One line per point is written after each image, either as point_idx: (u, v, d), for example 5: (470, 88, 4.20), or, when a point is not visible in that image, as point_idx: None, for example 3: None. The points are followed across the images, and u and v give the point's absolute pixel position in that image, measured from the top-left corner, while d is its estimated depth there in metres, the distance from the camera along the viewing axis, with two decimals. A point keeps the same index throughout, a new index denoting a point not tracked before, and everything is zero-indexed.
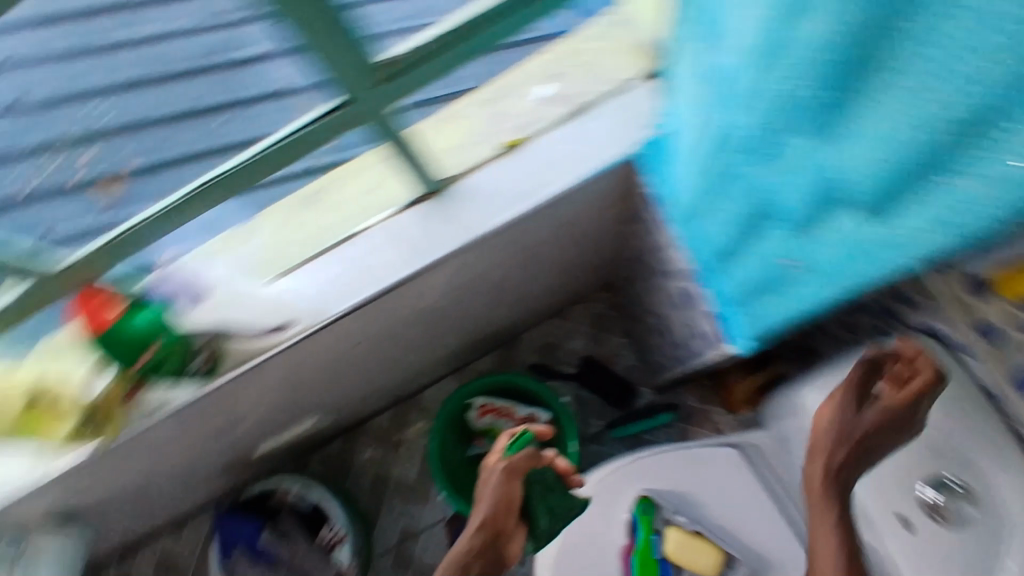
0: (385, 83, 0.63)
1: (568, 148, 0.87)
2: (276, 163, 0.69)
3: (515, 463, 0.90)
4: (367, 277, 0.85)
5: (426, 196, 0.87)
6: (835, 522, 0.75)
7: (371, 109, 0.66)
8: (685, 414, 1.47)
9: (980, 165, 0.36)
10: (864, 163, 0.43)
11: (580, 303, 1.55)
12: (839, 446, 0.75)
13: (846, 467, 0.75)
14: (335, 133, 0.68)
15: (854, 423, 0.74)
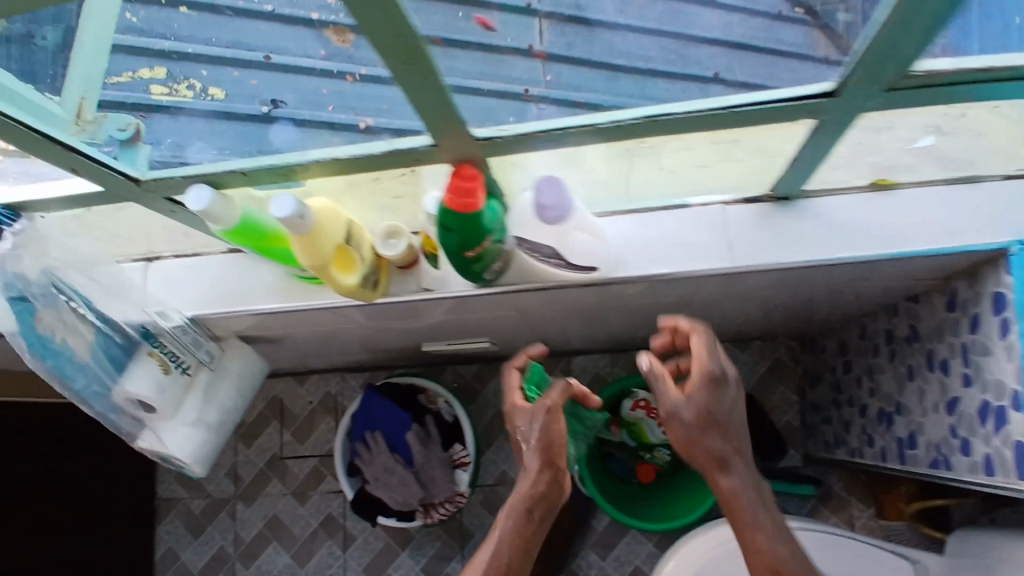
0: (891, 89, 0.55)
1: (940, 211, 0.78)
2: (707, 123, 0.62)
3: (551, 399, 0.89)
4: (677, 253, 0.80)
5: (768, 199, 0.80)
6: (755, 532, 0.73)
7: (842, 109, 0.58)
8: (825, 494, 1.41)
9: None
10: None
11: (763, 341, 1.47)
12: (704, 433, 0.75)
13: (728, 448, 0.75)
14: (785, 116, 0.60)
15: (694, 401, 0.75)
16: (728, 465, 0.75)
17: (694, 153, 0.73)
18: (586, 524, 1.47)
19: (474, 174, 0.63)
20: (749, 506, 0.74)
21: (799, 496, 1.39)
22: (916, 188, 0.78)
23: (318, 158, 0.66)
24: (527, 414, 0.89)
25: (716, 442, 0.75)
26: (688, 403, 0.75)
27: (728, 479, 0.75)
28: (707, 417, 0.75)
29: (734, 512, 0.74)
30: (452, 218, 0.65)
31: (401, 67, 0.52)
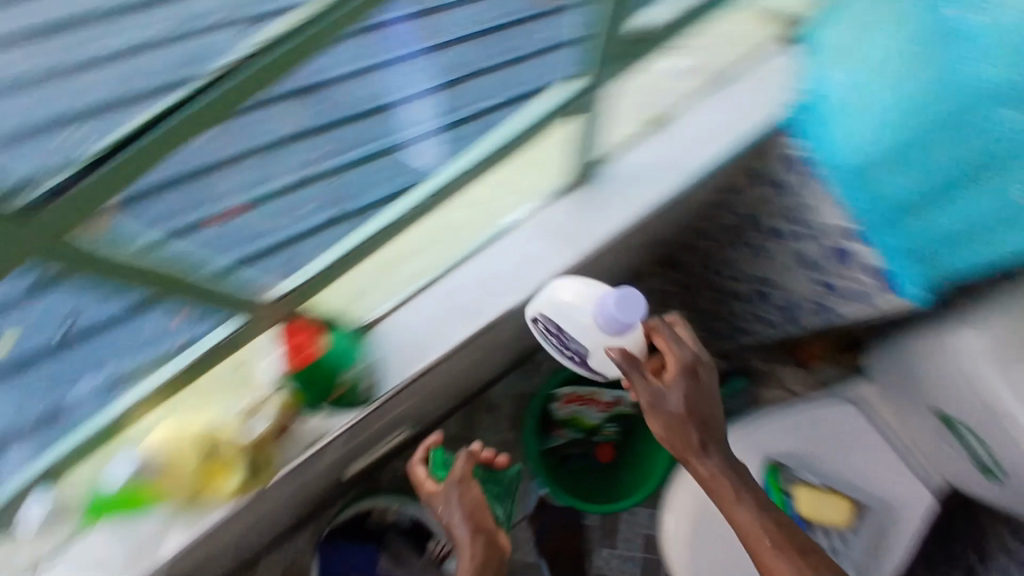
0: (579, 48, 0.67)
1: (709, 124, 0.85)
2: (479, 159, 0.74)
3: (457, 471, 0.85)
4: (522, 273, 0.82)
5: (573, 184, 0.83)
6: (768, 538, 0.71)
7: None
8: (752, 376, 1.49)
9: None
10: None
11: (634, 283, 1.54)
12: (687, 418, 0.72)
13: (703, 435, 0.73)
14: None
15: (678, 390, 0.72)
16: (714, 456, 0.73)
17: None
18: (582, 530, 1.46)
19: (298, 335, 0.71)
20: (737, 501, 0.73)
21: (736, 392, 1.47)
22: (685, 113, 0.85)
23: (138, 395, 0.68)
24: (439, 495, 0.85)
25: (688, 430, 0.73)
26: (670, 394, 0.72)
27: (685, 440, 0.73)
28: (687, 412, 0.72)
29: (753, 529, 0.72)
30: (300, 378, 0.71)
31: (155, 279, 0.56)
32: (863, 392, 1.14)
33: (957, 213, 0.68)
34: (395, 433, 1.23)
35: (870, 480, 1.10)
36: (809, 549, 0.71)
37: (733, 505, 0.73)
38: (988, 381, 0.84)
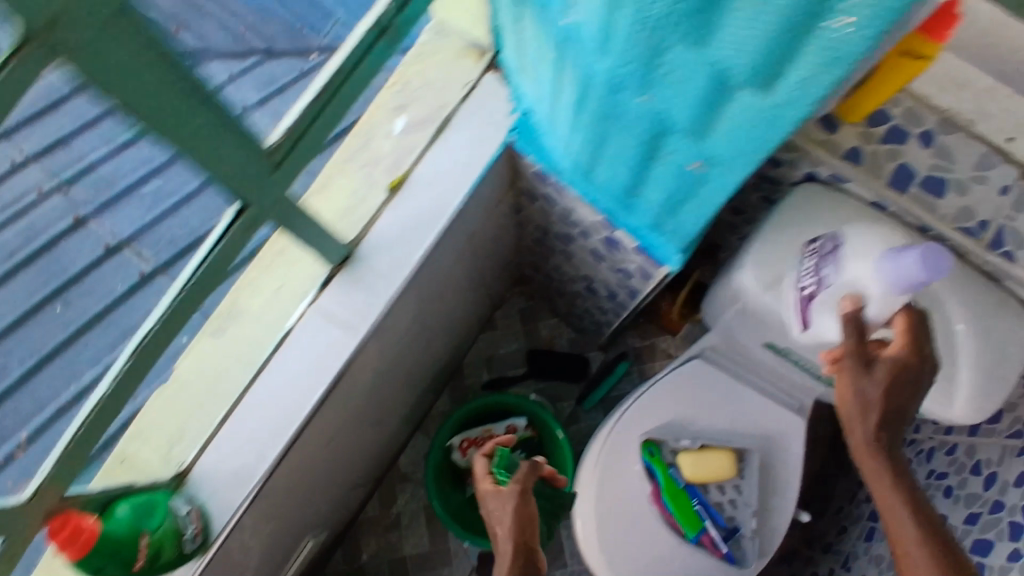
0: (279, 166, 0.61)
1: (444, 163, 0.87)
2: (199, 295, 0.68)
3: (521, 482, 1.01)
4: (317, 367, 0.84)
5: (337, 268, 0.86)
6: (892, 478, 0.76)
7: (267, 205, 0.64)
8: (636, 355, 1.53)
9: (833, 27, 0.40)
10: (734, 47, 0.45)
11: (499, 309, 1.58)
12: (892, 403, 0.74)
13: (876, 398, 0.74)
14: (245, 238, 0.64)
15: (876, 380, 0.73)
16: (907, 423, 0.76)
17: None
18: None
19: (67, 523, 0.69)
20: (878, 459, 0.76)
21: (624, 376, 1.52)
22: (420, 163, 0.88)
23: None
24: (503, 497, 1.00)
25: (896, 399, 0.74)
26: (867, 374, 0.73)
27: (869, 424, 0.75)
28: (886, 392, 0.73)
29: (905, 476, 0.76)
30: (92, 561, 0.71)
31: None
32: (712, 345, 1.17)
33: (657, 185, 0.71)
34: (303, 543, 1.23)
35: (745, 424, 1.13)
36: (912, 484, 0.76)
37: (876, 450, 0.76)
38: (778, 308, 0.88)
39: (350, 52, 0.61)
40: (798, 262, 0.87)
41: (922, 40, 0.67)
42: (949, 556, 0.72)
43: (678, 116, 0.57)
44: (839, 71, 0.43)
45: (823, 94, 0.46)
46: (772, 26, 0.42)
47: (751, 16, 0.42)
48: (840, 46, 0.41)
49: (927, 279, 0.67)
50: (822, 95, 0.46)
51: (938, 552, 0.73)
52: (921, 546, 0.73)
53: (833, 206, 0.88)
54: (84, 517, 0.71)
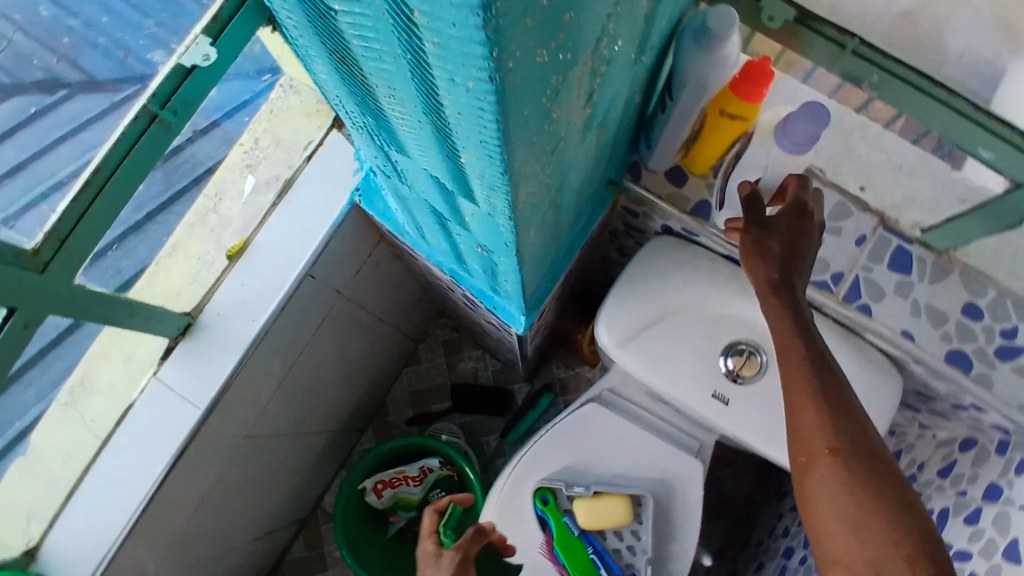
0: (49, 266, 0.63)
1: (287, 229, 0.87)
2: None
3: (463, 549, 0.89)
4: (162, 440, 0.85)
5: (179, 339, 0.85)
6: (808, 373, 0.61)
7: (46, 302, 0.65)
8: (561, 387, 1.52)
9: (473, 165, 0.37)
10: (423, 157, 0.43)
11: (424, 341, 1.58)
12: (796, 261, 0.67)
13: (784, 272, 0.66)
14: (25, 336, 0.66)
15: (781, 218, 0.67)
16: (803, 277, 0.67)
17: None
18: None
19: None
20: (798, 357, 0.62)
21: (548, 409, 1.50)
22: (261, 230, 0.87)
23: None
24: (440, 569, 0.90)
25: (790, 273, 0.66)
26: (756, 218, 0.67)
27: (772, 308, 0.65)
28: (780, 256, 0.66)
29: (826, 376, 0.61)
30: None
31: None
32: (611, 386, 1.14)
33: (470, 258, 0.69)
34: None
35: (642, 468, 1.10)
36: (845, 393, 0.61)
37: (784, 348, 0.63)
38: (636, 364, 0.85)
39: (116, 143, 0.63)
40: (652, 317, 0.85)
41: (735, 101, 0.67)
42: (869, 464, 0.57)
43: (436, 203, 0.55)
44: (506, 202, 0.40)
45: (515, 215, 0.43)
46: (429, 147, 0.39)
47: (412, 135, 0.40)
48: (486, 184, 0.38)
49: (814, 134, 0.65)
50: (516, 215, 0.43)
51: (844, 466, 0.57)
52: (841, 458, 0.58)
53: (685, 258, 0.85)
54: None
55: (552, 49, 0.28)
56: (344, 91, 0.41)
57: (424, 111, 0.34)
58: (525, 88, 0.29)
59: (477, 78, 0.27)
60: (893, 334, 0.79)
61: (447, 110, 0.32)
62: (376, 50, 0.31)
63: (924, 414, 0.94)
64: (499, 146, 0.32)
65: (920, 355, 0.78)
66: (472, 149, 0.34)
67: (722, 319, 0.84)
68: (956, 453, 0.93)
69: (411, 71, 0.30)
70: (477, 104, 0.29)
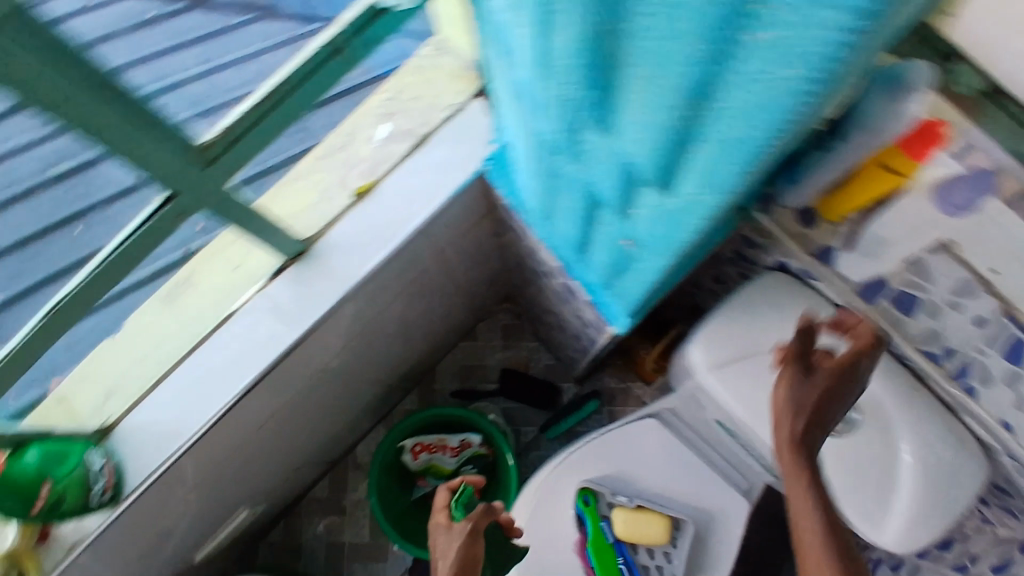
0: (212, 165, 0.65)
1: (414, 181, 0.89)
2: (123, 268, 0.69)
3: (477, 521, 0.93)
4: (253, 354, 0.86)
5: (292, 261, 0.88)
6: (814, 496, 0.72)
7: (198, 198, 0.68)
8: (609, 396, 1.52)
9: (721, 141, 0.39)
10: (635, 139, 0.45)
11: (485, 320, 1.59)
12: (822, 412, 0.72)
13: (812, 429, 0.72)
14: (173, 224, 0.69)
15: (823, 373, 0.71)
16: (826, 429, 0.73)
17: None
18: None
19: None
20: (806, 484, 0.72)
21: (591, 414, 1.50)
22: (390, 173, 0.89)
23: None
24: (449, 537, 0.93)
25: (813, 435, 0.73)
26: (790, 378, 0.72)
27: (795, 449, 0.72)
28: (812, 408, 0.72)
29: (830, 520, 0.72)
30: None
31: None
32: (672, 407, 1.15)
33: (600, 248, 0.70)
34: (236, 511, 1.28)
35: (685, 494, 1.10)
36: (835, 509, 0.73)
37: (801, 487, 0.73)
38: (720, 390, 0.87)
39: (302, 63, 0.66)
40: (748, 351, 0.87)
41: (900, 156, 0.65)
42: None
43: (603, 189, 0.56)
44: (738, 177, 0.42)
45: (725, 197, 0.45)
46: (663, 126, 0.41)
47: (642, 114, 0.41)
48: (725, 161, 0.40)
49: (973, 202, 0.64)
50: (726, 199, 0.45)
51: (841, 556, 0.69)
52: None
53: (799, 300, 0.87)
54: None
55: (885, 30, 0.30)
56: (568, 68, 0.43)
57: (698, 87, 0.36)
58: (840, 68, 0.32)
59: (825, 48, 0.29)
60: (992, 422, 0.78)
61: (741, 82, 0.34)
62: (681, 22, 0.33)
63: (994, 510, 0.91)
64: (784, 121, 0.34)
65: (1015, 450, 0.77)
66: (744, 121, 0.36)
67: (829, 368, 0.85)
68: (1016, 557, 0.91)
69: (724, 41, 0.32)
70: (793, 78, 0.32)
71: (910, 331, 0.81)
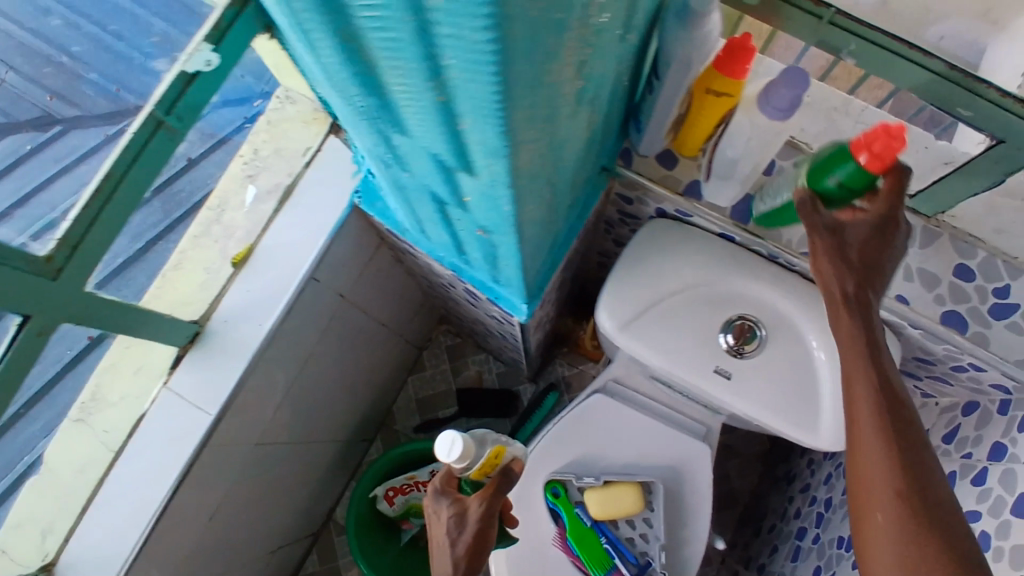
0: (61, 274, 0.62)
1: (292, 230, 0.87)
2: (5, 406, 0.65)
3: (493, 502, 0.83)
4: (176, 444, 0.85)
5: (188, 347, 0.85)
6: (877, 380, 0.64)
7: (59, 310, 0.64)
8: (566, 385, 1.54)
9: (487, 173, 0.44)
10: (426, 134, 0.44)
11: (427, 348, 1.58)
12: (853, 272, 0.65)
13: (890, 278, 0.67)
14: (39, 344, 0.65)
15: (866, 221, 0.65)
16: (880, 289, 0.66)
17: (122, 376, 0.88)
18: None
19: (904, 142, 0.58)
20: (873, 398, 0.63)
21: (554, 407, 1.49)
22: (265, 234, 0.87)
23: None
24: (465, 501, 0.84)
25: (873, 281, 0.66)
26: (855, 226, 0.65)
27: (858, 342, 0.65)
28: (856, 272, 0.65)
29: (905, 420, 0.62)
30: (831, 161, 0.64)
31: None
32: (615, 377, 1.15)
33: (472, 248, 0.71)
34: None
35: (648, 456, 1.11)
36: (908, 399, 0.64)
37: (855, 382, 0.65)
38: (636, 347, 0.85)
39: (123, 150, 0.61)
40: (657, 296, 0.85)
41: (721, 78, 0.68)
42: None
43: (437, 187, 0.55)
44: (507, 207, 0.49)
45: (512, 195, 0.46)
46: (440, 141, 0.43)
47: (425, 136, 0.44)
48: (486, 149, 0.40)
49: (798, 97, 0.65)
50: (515, 185, 0.44)
51: (915, 499, 0.60)
52: None
53: (681, 240, 0.86)
54: (878, 142, 0.59)
55: (535, 28, 0.30)
56: (346, 72, 0.41)
57: (440, 102, 0.37)
58: (526, 78, 0.33)
59: (486, 72, 0.31)
60: (888, 299, 0.81)
61: (467, 119, 0.37)
62: (403, 69, 0.35)
63: (926, 381, 0.96)
64: (507, 133, 0.37)
65: (915, 318, 0.81)
66: (485, 142, 0.39)
67: (726, 296, 0.85)
68: (960, 418, 0.94)
69: (441, 94, 0.36)
70: (488, 92, 0.33)
71: (788, 237, 0.81)
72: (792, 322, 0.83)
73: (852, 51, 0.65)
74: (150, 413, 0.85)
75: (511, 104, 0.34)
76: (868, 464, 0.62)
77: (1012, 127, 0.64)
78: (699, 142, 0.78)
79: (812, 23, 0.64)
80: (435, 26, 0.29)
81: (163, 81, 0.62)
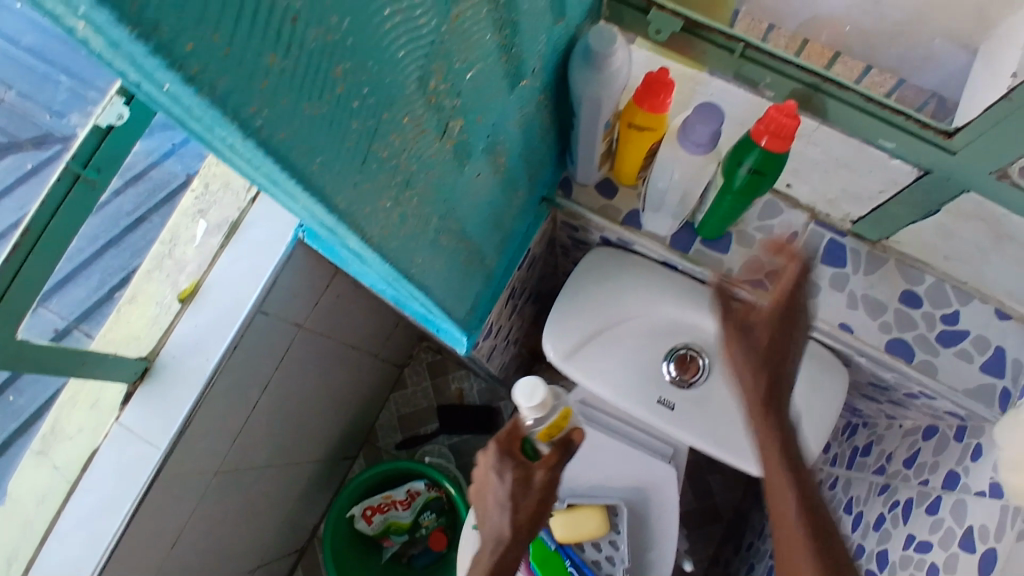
0: None
1: (237, 266, 0.88)
2: None
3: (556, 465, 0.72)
4: (128, 479, 0.87)
5: (138, 382, 0.88)
6: (788, 473, 0.57)
7: None
8: None
9: (347, 240, 0.44)
10: (289, 202, 0.44)
11: (409, 365, 1.59)
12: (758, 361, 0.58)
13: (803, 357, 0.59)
14: None
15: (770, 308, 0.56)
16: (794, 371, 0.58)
17: (79, 410, 0.91)
18: None
19: (797, 121, 0.59)
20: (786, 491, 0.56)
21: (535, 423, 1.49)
22: (211, 271, 0.88)
23: None
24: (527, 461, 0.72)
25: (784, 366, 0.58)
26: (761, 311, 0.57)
27: (754, 392, 0.58)
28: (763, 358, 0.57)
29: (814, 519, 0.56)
30: (738, 155, 0.64)
31: None
32: (582, 398, 1.15)
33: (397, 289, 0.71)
34: None
35: (614, 477, 1.11)
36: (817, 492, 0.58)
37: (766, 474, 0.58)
38: (580, 378, 0.85)
39: (41, 206, 0.63)
40: (599, 326, 0.85)
41: (641, 112, 0.67)
42: None
43: (334, 240, 0.55)
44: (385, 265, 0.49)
45: (383, 255, 0.46)
46: (300, 209, 0.43)
47: (289, 203, 0.44)
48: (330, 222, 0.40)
49: (714, 133, 0.64)
50: (379, 250, 0.44)
51: None
52: None
53: (623, 269, 0.85)
54: (771, 123, 0.60)
55: (318, 127, 0.30)
56: None
57: (272, 183, 0.37)
58: (335, 166, 0.34)
59: (276, 170, 0.31)
60: (832, 327, 0.80)
61: (298, 199, 0.37)
62: (225, 154, 0.36)
63: (888, 404, 0.94)
64: (337, 213, 0.37)
65: (862, 347, 0.79)
66: (325, 217, 0.39)
67: (668, 326, 0.85)
68: (921, 442, 0.93)
69: (264, 178, 0.36)
70: (290, 184, 0.33)
71: (729, 266, 0.81)
72: (735, 351, 0.82)
73: (767, 83, 0.65)
74: (103, 448, 0.87)
75: (329, 190, 0.34)
76: (779, 503, 0.57)
77: (935, 158, 0.63)
78: (635, 172, 0.78)
79: (726, 56, 0.64)
80: (214, 131, 0.30)
81: (80, 135, 0.63)
